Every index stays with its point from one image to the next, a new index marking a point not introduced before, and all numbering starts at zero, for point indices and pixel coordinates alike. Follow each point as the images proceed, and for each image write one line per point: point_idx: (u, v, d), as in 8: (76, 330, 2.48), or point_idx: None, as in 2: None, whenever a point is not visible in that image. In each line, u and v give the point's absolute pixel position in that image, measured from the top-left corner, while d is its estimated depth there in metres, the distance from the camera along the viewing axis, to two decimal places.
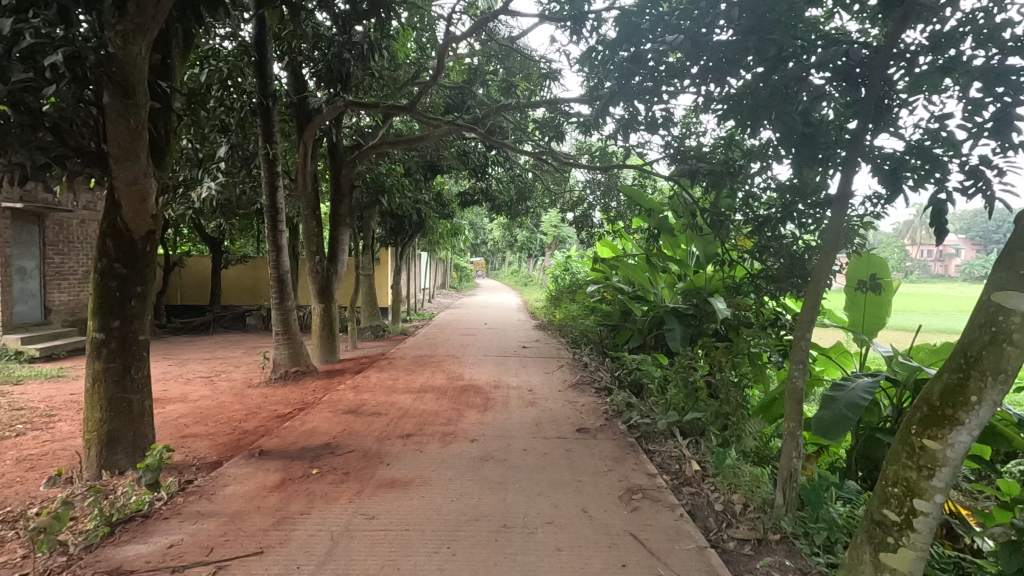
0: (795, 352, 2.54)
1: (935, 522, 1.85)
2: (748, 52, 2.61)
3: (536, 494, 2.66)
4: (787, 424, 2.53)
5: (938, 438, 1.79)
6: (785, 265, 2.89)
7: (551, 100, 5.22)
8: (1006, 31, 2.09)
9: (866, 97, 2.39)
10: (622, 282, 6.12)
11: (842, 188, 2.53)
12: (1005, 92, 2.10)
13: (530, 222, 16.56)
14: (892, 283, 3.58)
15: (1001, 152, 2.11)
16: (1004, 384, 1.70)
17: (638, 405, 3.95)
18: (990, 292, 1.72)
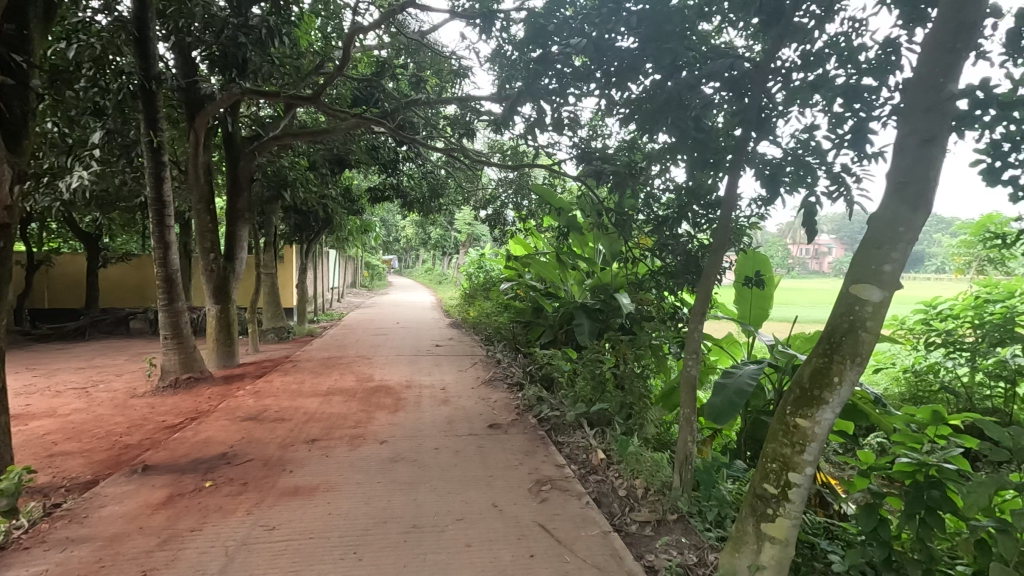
0: (689, 343, 2.72)
1: (806, 492, 2.06)
2: (646, 59, 2.74)
3: (447, 491, 2.65)
4: (682, 411, 2.70)
5: (808, 417, 2.00)
6: (682, 262, 3.11)
7: (462, 97, 5.21)
8: (862, 54, 2.38)
9: (749, 107, 2.60)
10: (534, 279, 6.23)
11: (728, 190, 2.74)
12: (860, 109, 2.38)
13: (445, 219, 16.39)
14: (775, 278, 3.91)
15: (859, 161, 2.39)
16: (860, 365, 1.93)
17: (548, 398, 4.05)
18: (849, 284, 1.94)
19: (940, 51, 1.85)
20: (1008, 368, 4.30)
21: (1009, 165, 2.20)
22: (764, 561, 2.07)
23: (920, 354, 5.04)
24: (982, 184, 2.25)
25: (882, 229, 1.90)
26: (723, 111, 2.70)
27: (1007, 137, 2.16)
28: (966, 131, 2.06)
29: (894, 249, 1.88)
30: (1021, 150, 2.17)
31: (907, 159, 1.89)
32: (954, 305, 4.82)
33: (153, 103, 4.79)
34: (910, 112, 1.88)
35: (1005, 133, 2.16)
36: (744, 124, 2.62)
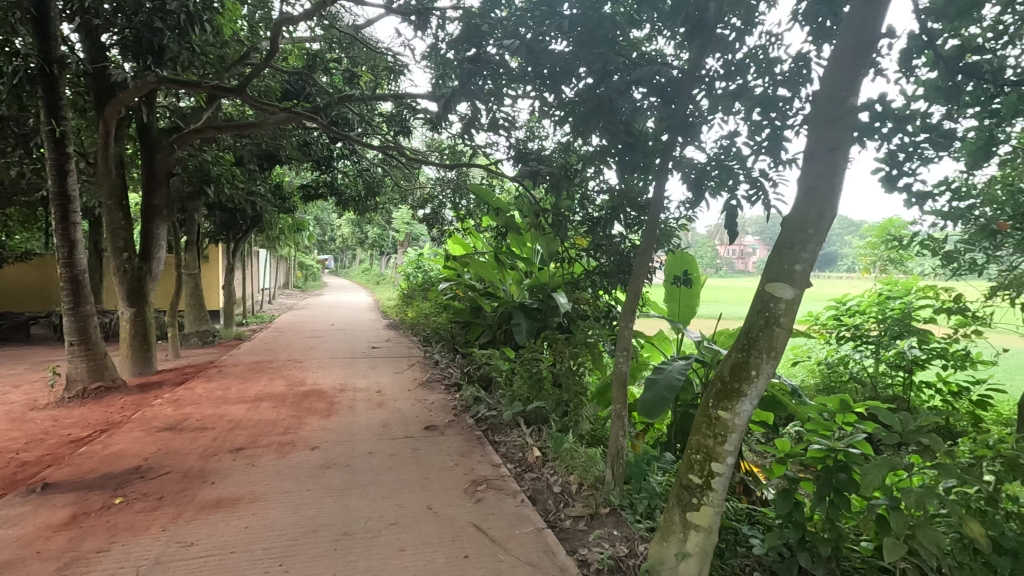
0: (621, 340, 2.80)
1: (728, 480, 2.16)
2: (579, 63, 2.79)
3: (380, 496, 2.59)
4: (614, 407, 2.78)
5: (729, 409, 2.11)
6: (615, 263, 3.20)
7: (397, 94, 5.12)
8: (777, 66, 2.54)
9: (676, 113, 2.71)
10: (473, 279, 6.21)
11: (657, 192, 2.84)
12: (776, 118, 2.54)
13: (382, 218, 16.06)
14: (702, 277, 4.09)
15: (775, 167, 2.55)
16: (775, 359, 2.05)
17: (485, 398, 4.05)
18: (765, 283, 2.06)
19: (844, 66, 1.99)
20: (906, 359, 4.77)
21: (904, 173, 2.42)
22: (690, 548, 2.16)
23: (832, 347, 5.44)
24: (882, 190, 2.47)
25: (793, 231, 2.03)
26: (651, 116, 2.79)
27: (903, 148, 2.37)
28: (867, 141, 2.24)
29: (804, 250, 2.02)
30: (914, 159, 2.39)
31: (815, 166, 2.02)
32: (861, 301, 5.24)
33: (55, 89, 4.42)
34: (818, 122, 2.02)
35: (901, 144, 2.38)
36: (670, 129, 2.73)
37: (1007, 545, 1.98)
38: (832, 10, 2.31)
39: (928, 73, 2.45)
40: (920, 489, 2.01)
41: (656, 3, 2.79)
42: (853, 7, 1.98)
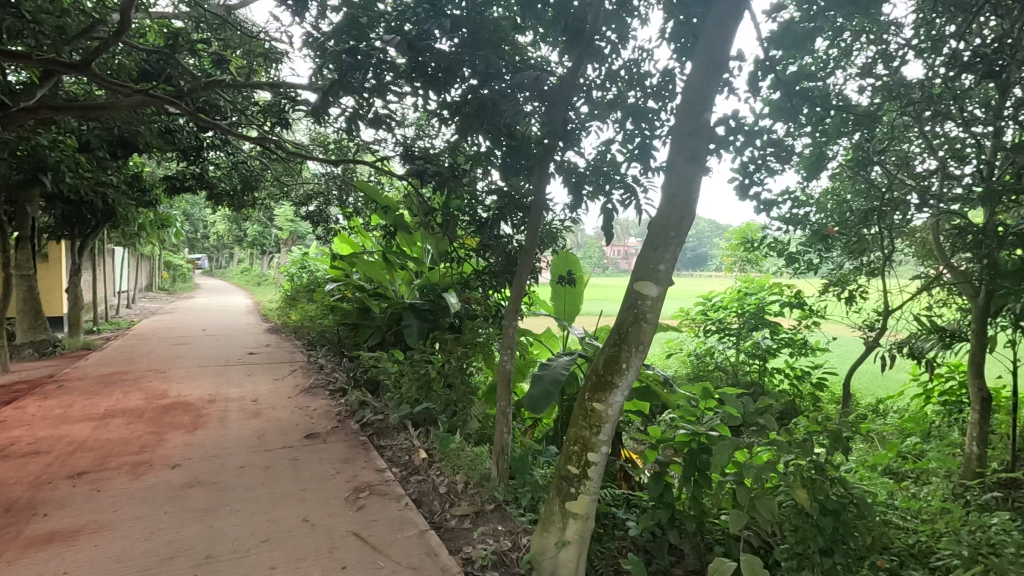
0: (505, 339, 2.86)
1: (603, 468, 2.30)
2: (464, 64, 2.80)
3: (251, 513, 2.42)
4: (499, 404, 2.83)
5: (602, 400, 2.24)
6: (502, 262, 3.27)
7: (275, 83, 4.80)
8: (647, 80, 2.73)
9: (556, 118, 2.81)
10: (362, 279, 6.00)
11: (539, 194, 2.93)
12: (646, 128, 2.73)
13: (263, 213, 15.00)
14: (585, 277, 4.28)
15: (646, 174, 2.74)
16: (642, 352, 2.23)
17: (371, 402, 3.93)
18: (633, 282, 2.21)
19: (700, 84, 2.18)
20: (761, 347, 5.36)
21: (755, 182, 2.71)
22: (569, 536, 2.25)
23: (700, 340, 5.94)
24: (736, 197, 2.75)
25: (657, 233, 2.20)
26: (534, 120, 2.88)
27: (753, 160, 2.66)
28: (722, 153, 2.48)
29: (666, 250, 2.20)
30: (761, 170, 2.69)
31: (676, 173, 2.20)
32: (724, 297, 5.83)
33: None
34: (678, 134, 2.20)
35: (751, 156, 2.66)
36: (551, 133, 2.82)
37: (831, 507, 2.31)
38: (692, 31, 2.52)
39: (772, 94, 2.76)
40: (759, 464, 2.29)
41: (538, 12, 2.88)
42: (706, 32, 2.18)
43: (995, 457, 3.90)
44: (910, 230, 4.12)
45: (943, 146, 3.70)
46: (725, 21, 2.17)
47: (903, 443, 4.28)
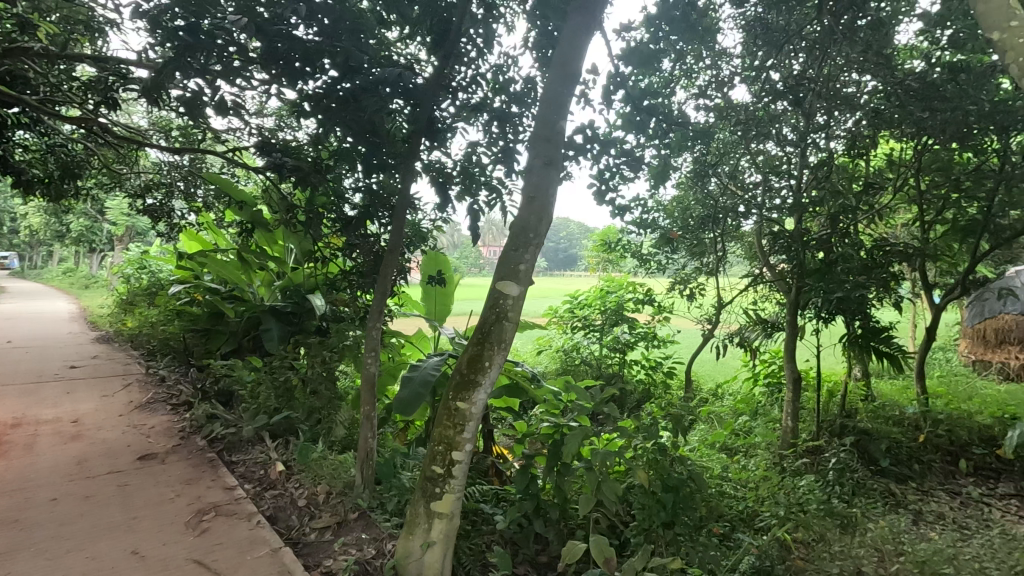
0: (370, 342, 2.78)
1: (468, 466, 2.34)
2: (323, 55, 2.66)
3: (63, 552, 2.09)
4: (364, 409, 2.75)
5: (466, 399, 2.28)
6: (369, 263, 3.17)
7: (102, 57, 4.18)
8: (511, 85, 2.81)
9: (422, 117, 2.78)
10: (214, 281, 5.46)
11: (405, 193, 2.89)
12: (510, 132, 2.82)
13: (90, 205, 12.99)
14: (456, 277, 4.31)
15: (510, 176, 2.83)
16: (504, 350, 2.30)
17: (222, 415, 3.59)
18: (495, 281, 2.28)
19: (556, 94, 2.30)
20: (620, 341, 5.78)
21: (609, 189, 2.92)
22: (434, 537, 2.26)
23: (567, 336, 6.24)
24: (594, 202, 2.93)
25: (517, 235, 2.29)
26: (399, 118, 2.83)
27: (607, 168, 2.86)
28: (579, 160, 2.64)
29: (526, 251, 2.29)
30: (615, 177, 2.90)
31: (535, 177, 2.30)
32: (588, 296, 6.21)
33: None
34: (536, 140, 2.29)
35: (607, 164, 2.85)
36: (416, 132, 2.79)
37: (671, 484, 2.58)
38: (551, 42, 2.64)
39: (623, 108, 2.98)
40: (607, 451, 2.49)
41: (404, 8, 2.83)
42: (561, 45, 2.31)
43: (804, 428, 4.59)
44: (739, 234, 4.70)
45: (764, 162, 4.26)
46: (578, 36, 2.31)
47: (736, 421, 4.87)
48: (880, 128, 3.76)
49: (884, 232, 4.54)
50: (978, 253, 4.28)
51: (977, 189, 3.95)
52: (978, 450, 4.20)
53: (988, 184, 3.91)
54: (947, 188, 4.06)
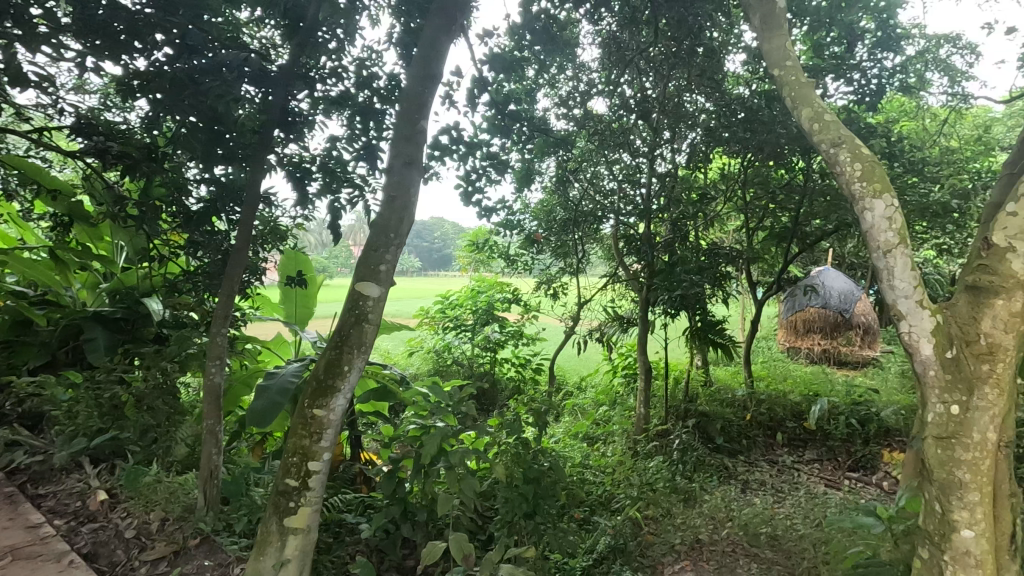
0: (213, 350, 2.54)
1: (326, 476, 2.25)
2: (154, 27, 2.32)
3: None
4: (208, 424, 2.51)
5: (323, 406, 2.19)
6: (215, 263, 2.88)
7: None
8: (374, 81, 2.70)
9: (274, 108, 2.57)
10: (17, 283, 4.60)
11: (255, 187, 2.69)
12: (372, 129, 2.71)
13: None
14: (317, 278, 4.03)
15: (373, 174, 2.73)
16: (364, 353, 2.24)
17: (26, 442, 3.07)
18: (355, 283, 2.22)
19: (417, 95, 2.28)
20: (491, 340, 5.91)
21: (476, 190, 2.95)
22: (288, 555, 2.16)
23: (439, 337, 6.26)
24: (461, 203, 2.94)
25: (377, 235, 2.23)
26: (248, 106, 2.59)
27: (474, 170, 2.89)
28: (444, 161, 2.64)
29: (387, 251, 2.24)
30: (482, 179, 2.94)
31: (395, 177, 2.26)
32: (460, 296, 6.28)
33: None
34: (396, 140, 2.25)
35: (473, 166, 2.89)
36: (268, 123, 2.58)
37: (532, 475, 2.69)
38: (414, 40, 2.59)
39: (487, 111, 3.02)
40: (468, 449, 2.53)
41: None
42: (422, 45, 2.29)
43: (655, 414, 5.04)
44: (599, 236, 5.00)
45: (620, 171, 4.55)
46: (438, 38, 2.30)
47: (597, 412, 5.22)
48: (713, 141, 4.28)
49: (718, 236, 5.13)
50: (790, 256, 4.99)
51: (788, 202, 4.62)
52: (790, 423, 4.91)
53: (796, 198, 4.60)
54: (766, 199, 4.69)
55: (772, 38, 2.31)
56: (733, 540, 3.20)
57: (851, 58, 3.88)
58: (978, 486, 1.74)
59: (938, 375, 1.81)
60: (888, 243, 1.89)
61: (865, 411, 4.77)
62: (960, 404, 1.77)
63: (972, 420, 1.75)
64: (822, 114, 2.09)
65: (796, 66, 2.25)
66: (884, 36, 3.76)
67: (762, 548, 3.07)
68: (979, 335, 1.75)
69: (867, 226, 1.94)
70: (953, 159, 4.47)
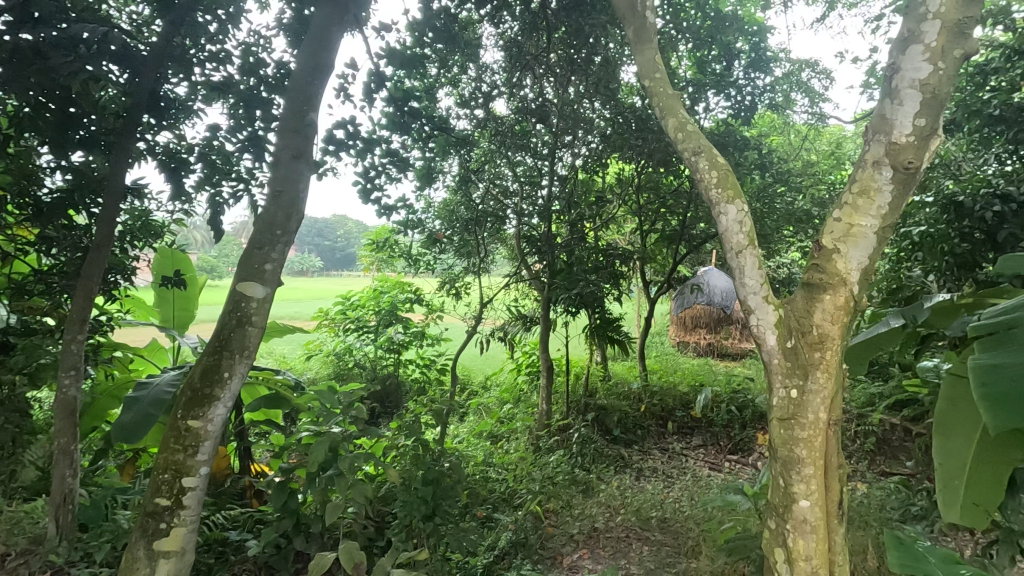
0: (64, 360, 2.26)
1: (203, 492, 2.08)
2: None
3: None
4: (59, 443, 2.24)
5: (200, 417, 2.02)
6: (74, 261, 2.54)
7: None
8: (261, 68, 2.45)
9: (140, 90, 2.25)
10: None
11: (118, 179, 2.33)
12: (259, 119, 2.48)
13: None
14: (197, 277, 3.67)
15: (260, 168, 2.51)
16: (248, 358, 2.10)
17: None
18: (236, 283, 2.07)
19: (306, 86, 2.15)
20: (394, 342, 5.81)
21: (375, 188, 2.86)
22: None
23: (340, 339, 6.08)
24: (360, 200, 2.84)
25: (262, 231, 2.10)
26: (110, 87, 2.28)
27: (373, 167, 2.80)
28: (340, 157, 2.54)
29: (273, 250, 2.11)
30: (381, 176, 2.86)
31: (281, 171, 2.12)
32: (362, 296, 6.13)
33: None
34: (282, 131, 2.11)
35: (372, 163, 2.79)
36: (135, 107, 2.25)
37: (430, 476, 2.66)
38: (305, 27, 2.48)
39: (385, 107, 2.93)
40: (361, 453, 2.45)
41: None
42: (311, 33, 2.17)
43: (556, 409, 5.19)
44: (502, 236, 5.01)
45: (522, 173, 4.62)
46: (328, 27, 2.19)
47: (501, 410, 5.28)
48: (609, 147, 4.49)
49: (615, 237, 5.38)
50: (679, 256, 5.36)
51: (677, 206, 4.96)
52: (679, 412, 5.26)
53: (684, 203, 4.94)
54: (658, 204, 4.99)
55: (645, 51, 2.25)
56: (627, 526, 3.36)
57: (729, 75, 4.22)
58: (812, 460, 1.73)
59: (779, 363, 1.79)
60: (738, 245, 1.87)
61: (742, 398, 5.21)
62: (798, 385, 1.75)
63: (807, 400, 1.74)
64: (686, 124, 2.04)
65: (665, 77, 2.20)
66: (757, 57, 4.15)
67: (652, 531, 3.26)
68: (812, 326, 1.71)
69: (722, 230, 1.92)
70: (813, 172, 5.05)
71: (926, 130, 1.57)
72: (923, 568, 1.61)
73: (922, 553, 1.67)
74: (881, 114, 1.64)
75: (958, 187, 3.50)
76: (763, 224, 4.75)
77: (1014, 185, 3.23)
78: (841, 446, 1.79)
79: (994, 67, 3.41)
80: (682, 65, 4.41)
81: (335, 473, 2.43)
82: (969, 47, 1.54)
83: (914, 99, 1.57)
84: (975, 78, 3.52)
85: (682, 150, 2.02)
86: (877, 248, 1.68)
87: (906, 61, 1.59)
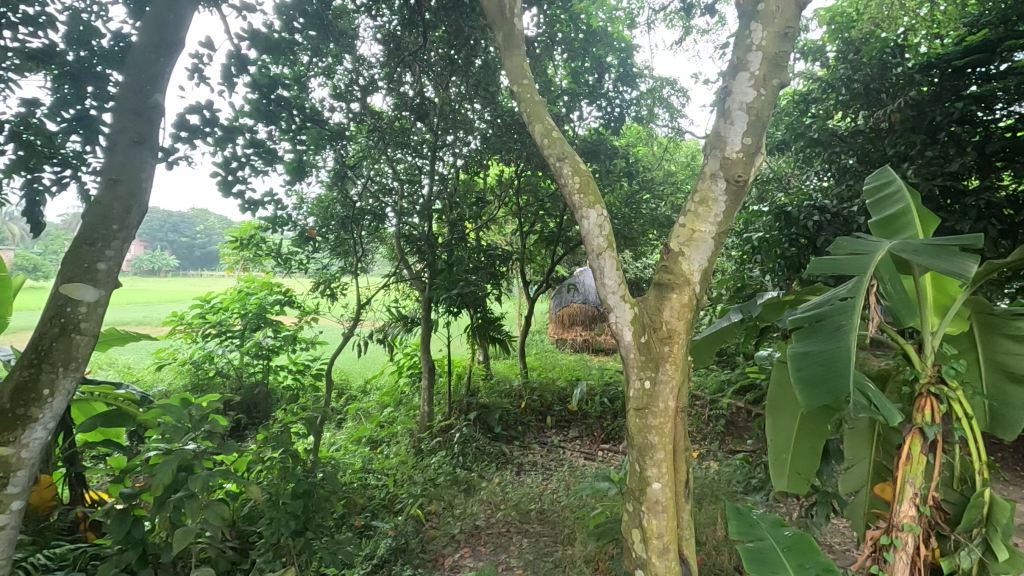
0: None
1: (16, 530, 1.79)
2: None
3: None
4: None
5: (11, 442, 1.72)
6: None
7: None
8: (95, 39, 2.11)
9: None
10: None
11: None
12: (92, 96, 2.11)
13: None
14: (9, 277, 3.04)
15: (93, 152, 2.15)
16: (74, 371, 1.82)
17: None
18: (59, 284, 1.77)
19: (146, 61, 1.89)
20: (263, 347, 5.38)
21: (238, 180, 2.60)
22: None
23: (198, 346, 5.54)
24: (219, 193, 2.56)
25: (93, 225, 1.81)
26: None
27: (234, 157, 2.55)
28: (193, 145, 2.29)
29: (107, 247, 1.83)
30: (245, 168, 2.62)
31: (118, 156, 1.84)
32: (224, 298, 5.62)
33: None
34: (118, 111, 1.83)
35: (233, 153, 2.55)
36: None
37: (302, 490, 2.50)
38: None
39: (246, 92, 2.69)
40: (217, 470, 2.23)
41: None
42: (155, 3, 1.92)
43: (438, 410, 5.15)
44: (381, 235, 4.85)
45: (402, 171, 4.52)
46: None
47: (381, 414, 5.12)
48: (489, 150, 4.55)
49: (495, 238, 5.48)
50: (556, 257, 5.60)
51: (555, 209, 5.16)
52: (557, 407, 5.46)
53: (561, 205, 5.15)
54: (537, 206, 5.16)
55: (513, 56, 2.31)
56: (507, 520, 3.43)
57: (601, 87, 4.47)
58: (663, 446, 1.89)
59: (635, 357, 1.93)
60: (599, 247, 1.98)
61: (614, 390, 5.56)
62: (651, 377, 1.90)
63: (658, 390, 1.89)
64: (551, 131, 2.13)
65: (532, 84, 2.27)
66: (625, 71, 4.44)
67: (531, 523, 3.36)
68: (663, 322, 1.88)
69: (584, 233, 2.03)
70: (673, 181, 5.54)
71: (752, 148, 1.79)
72: (756, 534, 1.83)
73: (755, 519, 1.90)
74: (717, 132, 1.84)
75: (788, 200, 4.03)
76: (631, 227, 5.09)
77: (829, 199, 3.79)
78: (686, 430, 1.98)
79: (814, 97, 3.98)
80: (558, 74, 4.58)
81: (187, 494, 2.18)
82: (783, 78, 1.78)
83: (742, 120, 1.78)
84: (799, 105, 4.08)
85: (550, 157, 2.10)
86: (714, 252, 1.88)
87: (736, 85, 1.80)
